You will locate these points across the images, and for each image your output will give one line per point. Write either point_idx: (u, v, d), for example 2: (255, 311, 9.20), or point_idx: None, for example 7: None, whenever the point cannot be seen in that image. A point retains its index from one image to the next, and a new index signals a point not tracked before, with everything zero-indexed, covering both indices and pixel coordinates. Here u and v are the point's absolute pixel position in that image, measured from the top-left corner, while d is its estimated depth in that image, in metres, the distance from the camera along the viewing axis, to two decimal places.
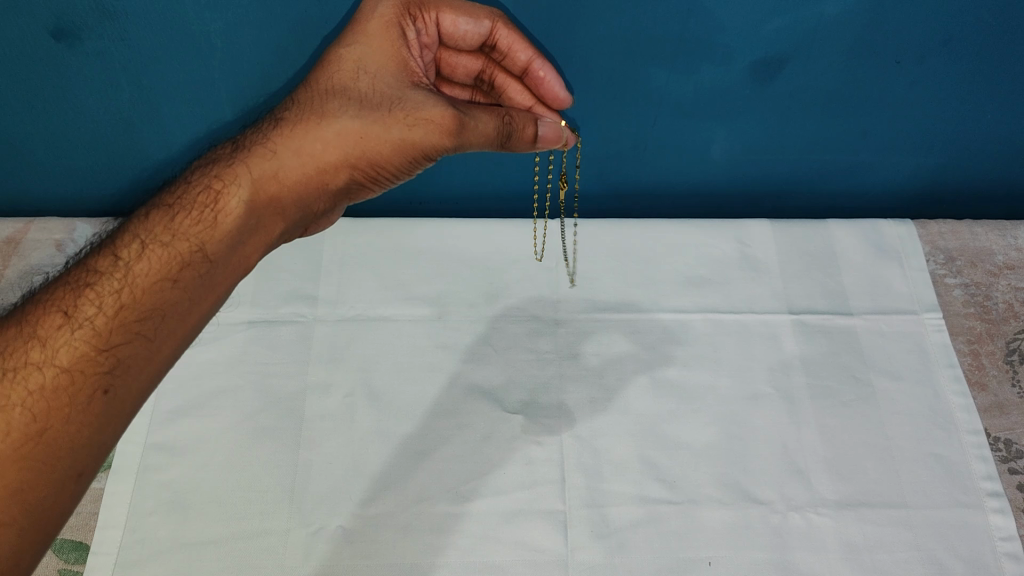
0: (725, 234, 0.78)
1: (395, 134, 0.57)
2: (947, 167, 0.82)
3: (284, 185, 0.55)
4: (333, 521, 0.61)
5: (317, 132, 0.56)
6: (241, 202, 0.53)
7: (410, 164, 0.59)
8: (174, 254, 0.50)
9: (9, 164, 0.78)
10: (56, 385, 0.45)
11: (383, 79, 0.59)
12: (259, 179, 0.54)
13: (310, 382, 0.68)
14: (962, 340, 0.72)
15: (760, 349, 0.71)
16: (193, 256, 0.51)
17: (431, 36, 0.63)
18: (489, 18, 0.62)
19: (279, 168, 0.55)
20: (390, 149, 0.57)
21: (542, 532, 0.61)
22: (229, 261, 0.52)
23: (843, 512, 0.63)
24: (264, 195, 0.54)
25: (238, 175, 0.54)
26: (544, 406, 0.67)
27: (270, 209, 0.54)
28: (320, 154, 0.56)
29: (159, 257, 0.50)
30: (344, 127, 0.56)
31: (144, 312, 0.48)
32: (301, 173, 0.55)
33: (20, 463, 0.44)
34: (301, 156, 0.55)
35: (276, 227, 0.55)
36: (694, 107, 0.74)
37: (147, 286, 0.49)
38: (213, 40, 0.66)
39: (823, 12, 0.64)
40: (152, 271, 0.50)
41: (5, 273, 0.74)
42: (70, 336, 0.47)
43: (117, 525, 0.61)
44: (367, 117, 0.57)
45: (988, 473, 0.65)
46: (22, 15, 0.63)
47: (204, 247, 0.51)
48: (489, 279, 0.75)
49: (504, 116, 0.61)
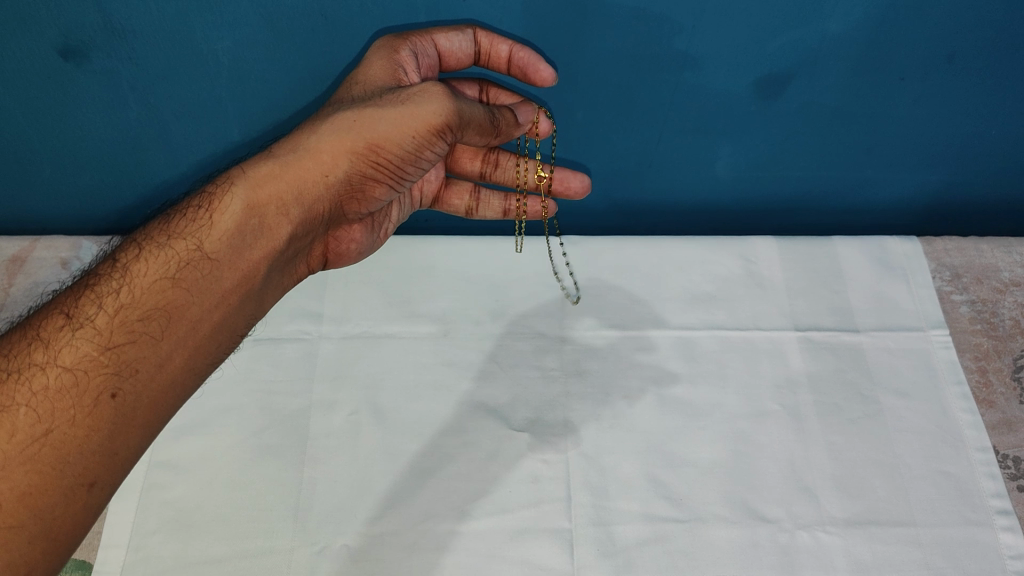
0: (731, 251, 0.78)
1: (392, 112, 0.57)
2: (952, 183, 0.82)
3: (281, 180, 0.57)
4: (337, 540, 0.61)
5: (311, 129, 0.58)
6: (238, 201, 0.55)
7: (413, 146, 0.59)
8: (172, 257, 0.53)
9: (16, 182, 0.78)
10: (61, 384, 0.47)
11: (374, 82, 0.61)
12: (256, 177, 0.56)
13: (314, 400, 0.67)
14: (969, 357, 0.72)
15: (767, 366, 0.71)
16: (192, 255, 0.53)
17: (431, 58, 0.65)
18: (471, 26, 0.64)
19: (276, 166, 0.57)
20: (386, 129, 0.58)
21: (548, 550, 0.61)
22: (234, 260, 0.54)
23: (852, 530, 0.63)
24: (263, 194, 0.56)
25: (234, 179, 0.56)
26: (550, 424, 0.67)
27: (270, 207, 0.56)
28: (315, 148, 0.58)
29: (159, 260, 0.53)
30: (338, 116, 0.58)
31: (147, 312, 0.51)
32: (301, 171, 0.57)
33: (27, 463, 0.45)
34: (299, 155, 0.57)
35: (280, 224, 0.57)
36: (699, 124, 0.74)
37: (146, 285, 0.52)
38: (221, 59, 0.66)
39: (827, 30, 0.65)
40: (152, 273, 0.52)
41: (10, 292, 0.74)
42: (72, 336, 0.49)
43: (120, 544, 0.61)
44: (359, 106, 0.58)
45: (998, 490, 0.64)
46: (31, 34, 0.63)
47: (203, 245, 0.54)
48: (494, 296, 0.74)
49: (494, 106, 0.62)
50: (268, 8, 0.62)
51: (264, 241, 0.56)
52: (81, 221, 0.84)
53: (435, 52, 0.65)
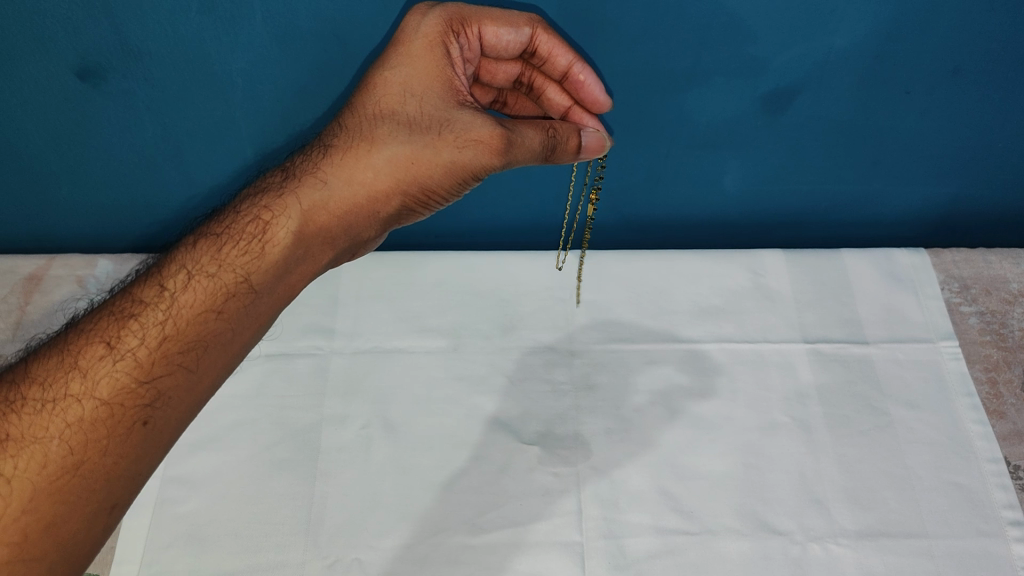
0: (739, 265, 0.79)
1: (446, 157, 0.56)
2: (960, 195, 0.82)
3: (334, 214, 0.55)
4: (350, 554, 0.61)
5: (367, 160, 0.56)
6: (289, 232, 0.54)
7: (459, 185, 0.59)
8: (220, 286, 0.51)
9: (32, 201, 0.79)
10: (95, 417, 0.46)
11: (429, 101, 0.58)
12: (310, 209, 0.55)
13: (327, 415, 0.68)
14: (979, 367, 0.72)
15: (776, 378, 0.71)
16: (238, 286, 0.51)
17: (473, 50, 0.62)
18: (529, 25, 0.60)
19: (330, 195, 0.55)
20: (440, 172, 0.57)
21: (559, 563, 0.61)
22: (275, 289, 0.53)
23: (864, 542, 0.63)
24: (314, 224, 0.55)
25: (288, 206, 0.54)
26: (560, 437, 0.67)
27: (318, 238, 0.55)
28: (370, 183, 0.56)
29: (205, 288, 0.51)
30: (395, 153, 0.56)
31: (189, 344, 0.49)
32: (351, 201, 0.56)
33: (55, 495, 0.44)
34: (352, 185, 0.56)
35: (323, 256, 0.56)
36: (706, 139, 0.75)
37: (191, 316, 0.50)
38: (236, 80, 0.67)
39: (833, 45, 0.65)
40: (197, 302, 0.51)
41: (28, 310, 0.75)
42: (112, 368, 0.47)
43: (134, 559, 0.61)
44: (415, 142, 0.57)
45: (1009, 501, 0.64)
46: (48, 56, 0.64)
47: (249, 277, 0.52)
48: (504, 310, 0.75)
49: (552, 130, 0.61)
50: (281, 28, 0.63)
51: (303, 267, 0.55)
52: (96, 239, 0.85)
53: (478, 41, 0.61)
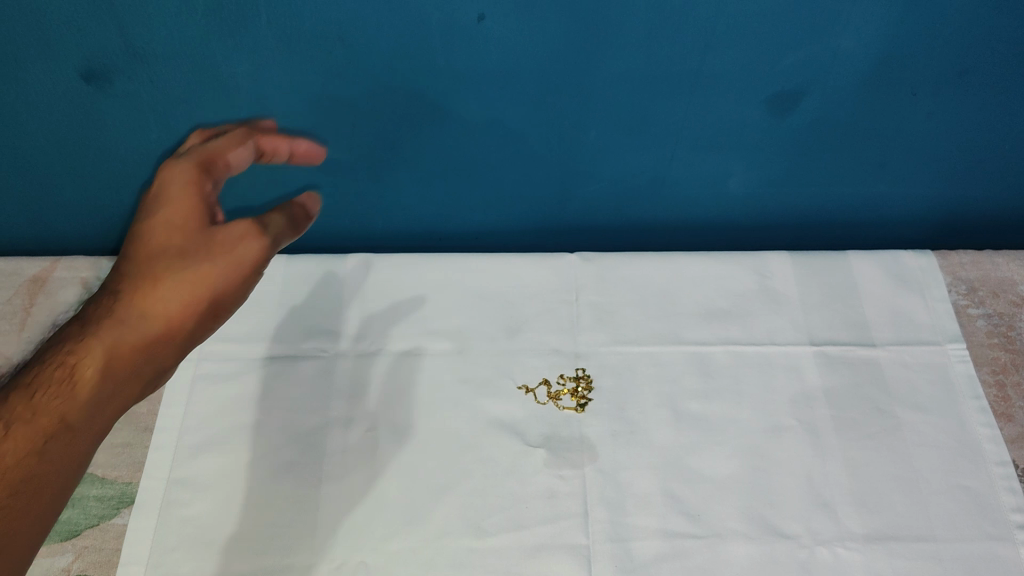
0: (746, 266, 0.78)
1: (161, 228, 0.53)
2: (966, 196, 0.82)
3: (137, 342, 0.51)
4: (355, 557, 0.61)
5: (151, 275, 0.52)
6: (97, 369, 0.50)
7: (249, 287, 0.55)
8: (36, 430, 0.48)
9: (36, 204, 0.79)
10: None
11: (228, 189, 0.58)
12: (111, 342, 0.50)
13: (332, 417, 0.68)
14: (986, 370, 0.72)
15: (783, 381, 0.71)
16: (54, 427, 0.48)
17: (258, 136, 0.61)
18: (247, 138, 0.58)
19: (131, 329, 0.51)
20: (225, 267, 0.53)
21: (566, 567, 0.61)
22: (93, 424, 0.50)
23: (873, 545, 0.62)
24: (115, 360, 0.50)
25: (90, 344, 0.50)
26: (566, 440, 0.67)
27: (123, 370, 0.51)
28: (161, 297, 0.51)
29: (22, 435, 0.47)
30: (151, 243, 0.52)
31: (16, 488, 0.46)
32: (141, 331, 0.51)
33: None
34: (144, 311, 0.51)
35: (133, 385, 0.51)
36: (713, 141, 0.75)
37: (12, 461, 0.47)
38: (241, 82, 0.67)
39: (839, 46, 0.66)
40: (18, 450, 0.47)
41: (33, 312, 0.75)
42: None
43: (139, 562, 0.61)
44: (162, 217, 0.53)
45: (1018, 505, 0.64)
46: (54, 58, 0.64)
47: (67, 416, 0.49)
48: (509, 313, 0.74)
49: (257, 140, 0.59)
50: (287, 30, 0.63)
51: (115, 403, 0.51)
52: (99, 242, 0.84)
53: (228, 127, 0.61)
